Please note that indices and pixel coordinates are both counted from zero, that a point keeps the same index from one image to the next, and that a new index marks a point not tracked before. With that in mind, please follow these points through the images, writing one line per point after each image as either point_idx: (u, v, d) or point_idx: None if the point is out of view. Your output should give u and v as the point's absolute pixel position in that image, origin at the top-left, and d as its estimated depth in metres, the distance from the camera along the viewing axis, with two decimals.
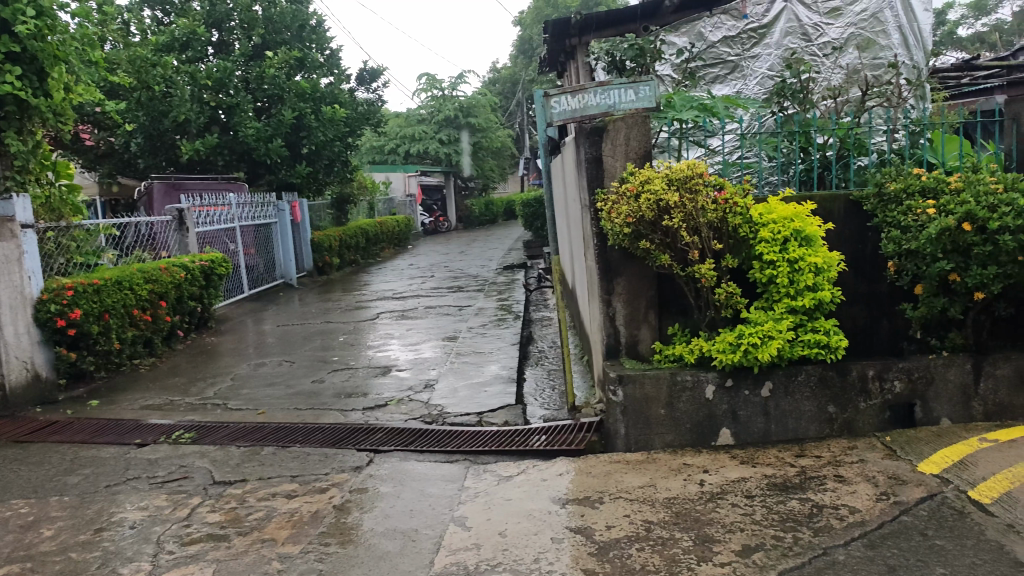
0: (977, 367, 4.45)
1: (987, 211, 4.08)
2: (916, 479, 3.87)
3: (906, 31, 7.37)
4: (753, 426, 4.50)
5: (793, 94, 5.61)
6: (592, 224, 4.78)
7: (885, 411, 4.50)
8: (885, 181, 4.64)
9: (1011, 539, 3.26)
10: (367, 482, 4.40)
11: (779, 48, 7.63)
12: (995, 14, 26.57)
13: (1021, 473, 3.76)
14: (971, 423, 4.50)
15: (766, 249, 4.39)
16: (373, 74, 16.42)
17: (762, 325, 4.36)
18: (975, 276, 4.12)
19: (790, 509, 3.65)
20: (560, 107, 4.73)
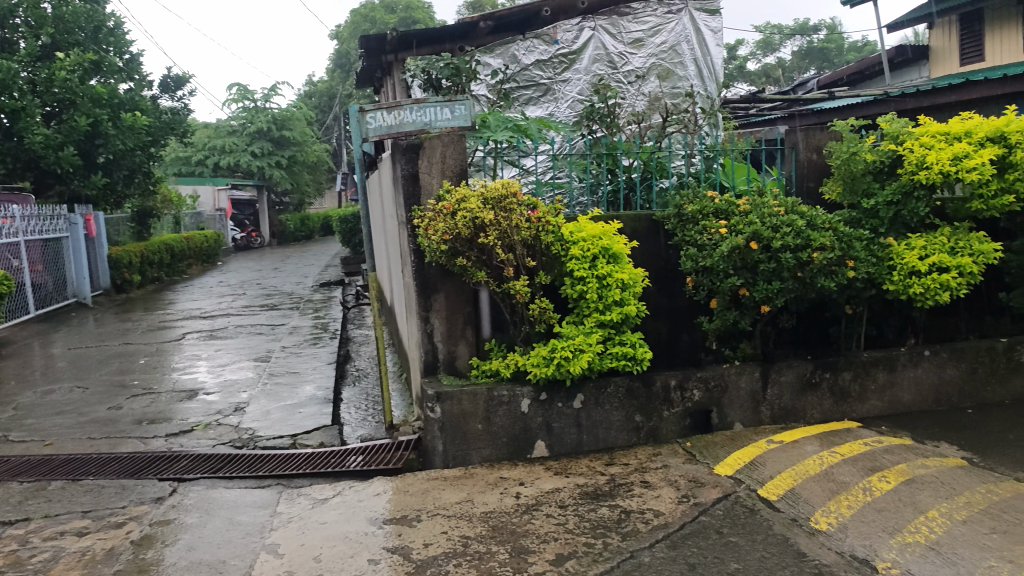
0: (765, 374, 4.83)
1: (771, 231, 4.47)
2: (712, 481, 4.14)
3: (701, 64, 7.83)
4: (566, 438, 4.64)
5: (602, 118, 5.87)
6: (409, 241, 4.77)
7: (686, 418, 4.79)
8: (683, 203, 4.95)
9: (796, 532, 3.55)
10: (170, 513, 4.13)
11: (587, 73, 7.86)
12: (779, 52, 29.14)
13: (802, 471, 4.11)
14: (759, 426, 4.87)
15: (577, 266, 4.56)
16: (178, 81, 15.61)
17: (574, 339, 4.51)
18: (762, 291, 4.48)
19: (600, 516, 3.79)
20: (376, 123, 4.77)
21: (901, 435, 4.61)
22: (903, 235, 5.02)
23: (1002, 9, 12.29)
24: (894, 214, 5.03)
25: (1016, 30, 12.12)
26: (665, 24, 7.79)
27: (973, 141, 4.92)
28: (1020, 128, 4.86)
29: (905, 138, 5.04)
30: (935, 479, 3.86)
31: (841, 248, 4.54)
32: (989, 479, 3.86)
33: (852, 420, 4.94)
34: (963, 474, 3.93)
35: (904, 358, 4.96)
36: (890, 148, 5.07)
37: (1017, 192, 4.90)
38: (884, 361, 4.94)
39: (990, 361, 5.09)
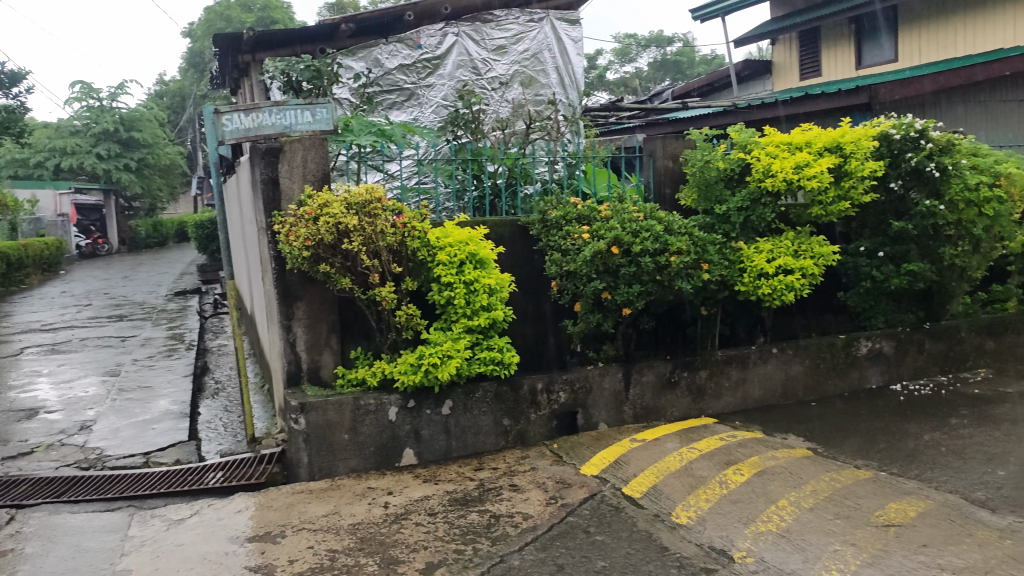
0: (627, 375, 4.97)
1: (631, 236, 4.62)
2: (579, 481, 4.22)
3: (562, 72, 7.99)
4: (435, 445, 4.61)
5: (467, 124, 5.90)
6: (270, 248, 4.62)
7: (552, 421, 4.86)
8: (547, 209, 5.04)
9: (658, 527, 3.67)
10: (7, 544, 3.81)
11: (451, 79, 7.79)
12: (636, 63, 30.15)
13: (664, 468, 4.25)
14: (623, 425, 5.01)
15: (443, 272, 4.55)
16: (13, 77, 14.52)
17: (441, 345, 4.49)
18: (624, 294, 4.61)
19: (470, 522, 3.78)
20: (232, 125, 4.55)
21: (753, 429, 4.86)
22: (753, 239, 5.30)
23: (835, 28, 13.21)
24: (744, 219, 5.30)
25: (848, 48, 13.07)
26: (527, 32, 7.87)
27: (813, 150, 5.27)
28: (853, 139, 5.27)
29: (752, 147, 5.35)
30: (784, 470, 4.09)
31: (696, 252, 4.74)
32: (832, 467, 4.12)
33: (708, 416, 5.16)
34: (810, 464, 4.17)
35: (755, 355, 5.23)
36: (740, 156, 5.35)
37: (851, 198, 5.28)
38: (736, 359, 5.20)
39: (831, 356, 5.44)
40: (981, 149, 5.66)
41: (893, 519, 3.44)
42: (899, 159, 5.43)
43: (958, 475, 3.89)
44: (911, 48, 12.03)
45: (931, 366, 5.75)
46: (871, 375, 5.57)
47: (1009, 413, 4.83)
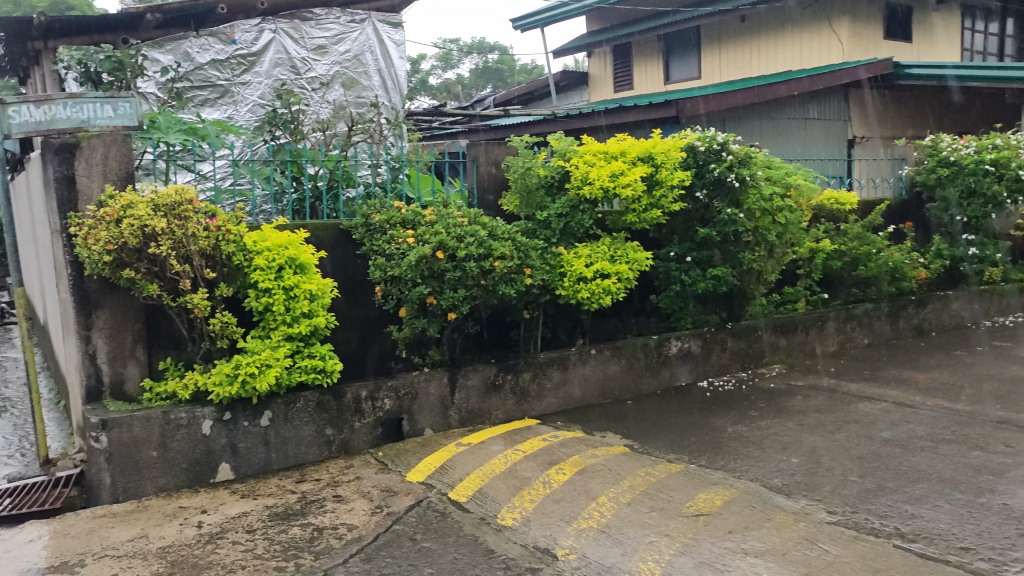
0: (452, 380, 4.98)
1: (456, 241, 4.65)
2: (405, 488, 4.17)
3: (385, 75, 7.92)
4: (253, 458, 4.41)
5: (285, 124, 5.73)
6: (64, 252, 4.25)
7: (377, 428, 4.78)
8: (370, 213, 4.96)
9: (484, 530, 3.69)
10: None
11: (269, 77, 7.46)
12: (457, 70, 30.34)
13: (489, 470, 4.29)
14: (449, 430, 5.01)
15: (261, 277, 4.36)
16: None
17: (259, 354, 4.30)
18: (448, 299, 4.63)
19: (291, 536, 3.64)
20: (20, 118, 4.19)
21: (574, 428, 5.00)
22: (573, 244, 5.47)
23: (646, 44, 13.91)
24: (564, 225, 5.48)
25: (657, 63, 13.80)
26: (348, 33, 7.72)
27: (627, 159, 5.51)
28: (663, 150, 5.54)
29: (571, 155, 5.54)
30: (603, 467, 4.24)
31: (519, 257, 4.83)
32: (648, 462, 4.32)
33: (531, 417, 5.26)
34: (627, 460, 4.35)
35: (575, 357, 5.40)
36: (560, 164, 5.51)
37: (662, 206, 5.58)
38: (557, 360, 5.33)
39: (645, 356, 5.71)
40: (775, 162, 6.12)
41: (702, 509, 3.65)
42: (703, 169, 5.79)
43: (757, 465, 4.19)
44: (714, 65, 12.89)
45: (733, 363, 6.17)
46: (681, 373, 5.90)
47: (800, 405, 5.27)
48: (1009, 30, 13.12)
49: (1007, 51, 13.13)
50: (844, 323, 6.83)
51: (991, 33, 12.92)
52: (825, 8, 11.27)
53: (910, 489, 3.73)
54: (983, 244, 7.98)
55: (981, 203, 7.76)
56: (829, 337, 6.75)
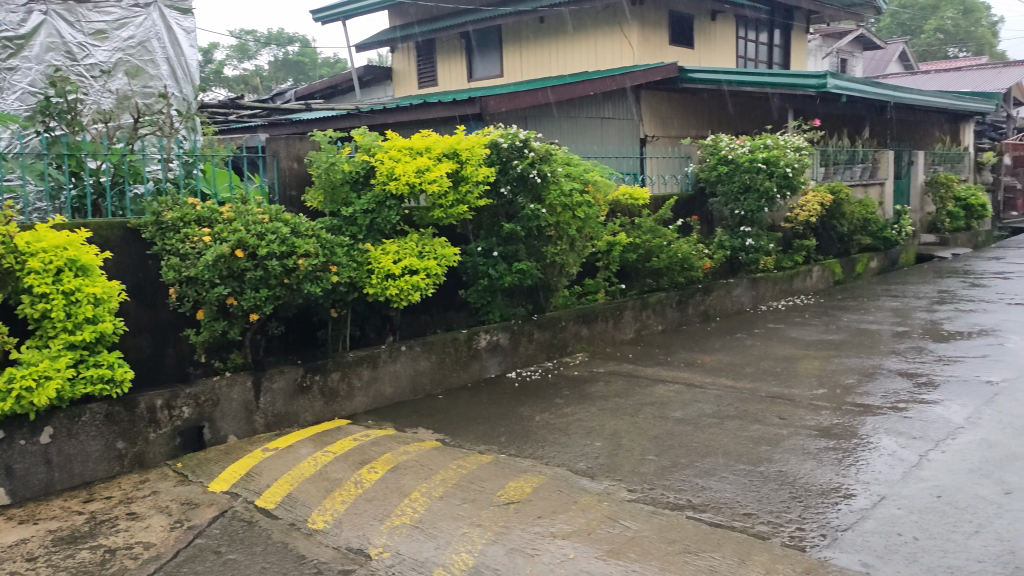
0: (256, 383, 4.79)
1: (256, 239, 4.47)
2: (207, 499, 3.97)
3: (174, 64, 7.18)
4: (32, 479, 4.02)
5: (60, 115, 5.20)
6: None
7: (175, 438, 4.51)
8: (161, 210, 4.67)
9: (293, 536, 3.59)
10: None
11: (39, 63, 6.53)
12: (255, 60, 29.08)
13: (298, 475, 4.17)
14: (254, 435, 4.81)
15: (36, 281, 3.99)
16: None
17: (36, 365, 3.93)
18: (249, 299, 4.46)
19: (79, 561, 3.36)
20: None
21: (385, 426, 4.97)
22: (380, 241, 5.42)
23: (449, 41, 14.01)
24: (370, 221, 5.41)
25: (460, 61, 13.97)
26: (132, 17, 6.91)
27: (432, 156, 5.53)
28: (468, 147, 5.63)
29: (376, 151, 5.46)
30: (414, 463, 4.24)
31: (324, 254, 4.73)
32: (458, 455, 4.37)
33: (341, 417, 5.17)
34: (438, 454, 4.39)
35: (385, 354, 5.36)
36: (364, 159, 5.43)
37: (468, 202, 5.67)
38: (367, 359, 5.27)
39: (454, 350, 5.76)
40: (574, 159, 6.35)
41: (512, 497, 3.75)
42: (506, 166, 5.94)
43: (564, 450, 4.36)
44: (515, 64, 13.24)
45: (539, 353, 6.36)
46: (490, 365, 6.01)
47: (601, 390, 5.53)
48: (777, 40, 14.42)
49: (776, 60, 14.43)
50: (640, 312, 7.24)
51: (762, 42, 14.14)
52: (616, 13, 11.82)
53: (700, 464, 4.02)
54: (758, 234, 8.64)
55: (755, 197, 8.45)
56: (627, 325, 7.13)
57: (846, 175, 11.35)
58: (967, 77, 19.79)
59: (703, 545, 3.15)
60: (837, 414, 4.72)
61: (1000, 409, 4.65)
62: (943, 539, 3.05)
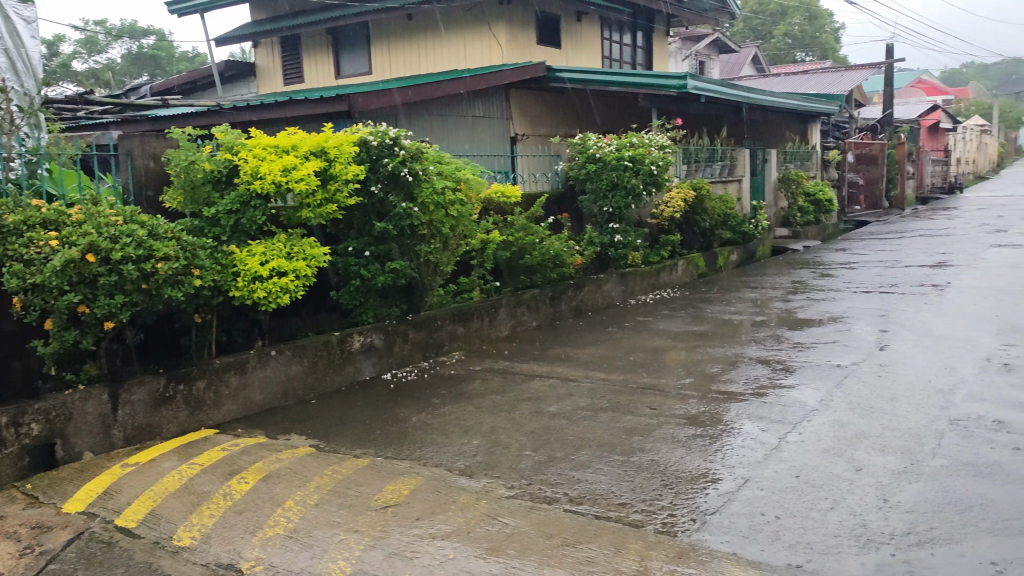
0: (114, 396, 4.51)
1: (109, 242, 4.21)
2: (61, 522, 3.70)
3: (12, 56, 6.69)
4: None
5: None
6: None
7: (24, 457, 4.15)
8: (2, 212, 4.32)
9: (158, 556, 3.41)
10: None
11: None
12: (105, 54, 27.44)
13: (161, 490, 3.96)
14: (112, 451, 4.52)
15: None
16: None
17: None
18: (104, 306, 4.20)
19: None
20: None
21: (255, 434, 4.80)
22: (245, 242, 5.22)
23: (315, 37, 13.68)
24: (234, 222, 5.21)
25: (327, 57, 13.66)
26: None
27: (299, 154, 5.38)
28: (336, 144, 5.51)
29: (239, 149, 5.26)
30: (287, 471, 4.11)
31: (184, 257, 4.53)
32: (333, 460, 4.27)
33: (208, 427, 4.95)
34: (312, 460, 4.27)
35: (254, 360, 5.17)
36: (226, 158, 5.22)
37: (337, 201, 5.55)
38: (234, 365, 5.08)
39: (327, 353, 5.63)
40: (445, 157, 6.32)
41: (390, 500, 3.69)
42: (376, 164, 5.86)
43: (441, 450, 4.33)
44: (383, 63, 13.08)
45: (415, 353, 6.30)
46: (364, 367, 5.90)
47: (478, 388, 5.54)
48: (640, 42, 14.86)
49: (639, 61, 14.87)
50: (514, 308, 7.29)
51: (626, 44, 14.55)
52: (484, 12, 11.87)
53: (575, 457, 4.09)
54: (625, 231, 8.89)
55: (622, 195, 8.68)
56: (501, 322, 7.17)
57: (706, 172, 11.84)
58: (813, 79, 21.04)
59: (580, 537, 3.21)
60: (703, 402, 4.90)
61: (849, 391, 4.96)
62: (802, 516, 3.22)
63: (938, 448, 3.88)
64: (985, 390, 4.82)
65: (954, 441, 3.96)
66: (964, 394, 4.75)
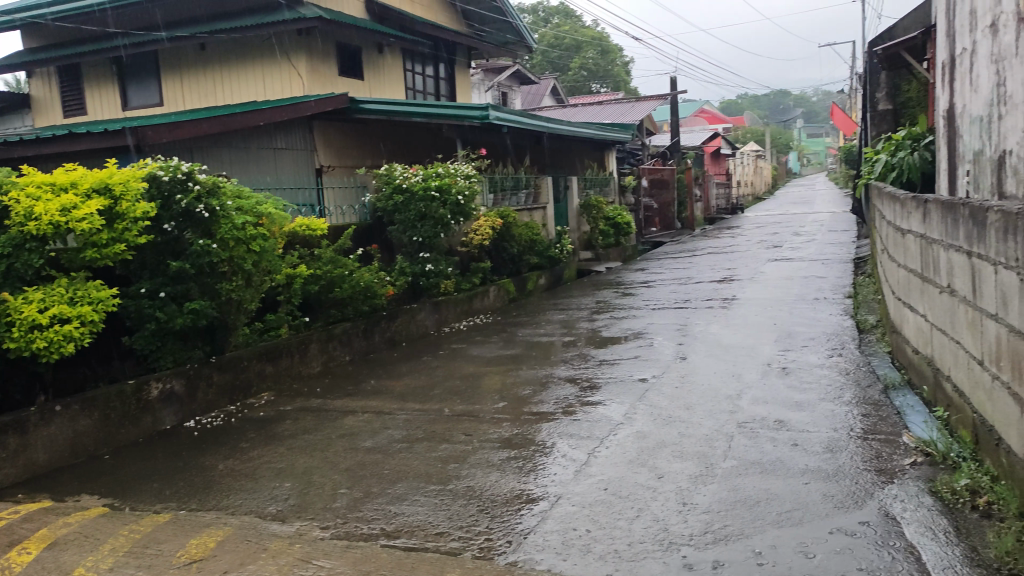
0: None
1: None
2: None
3: None
4: None
5: None
6: None
7: None
8: None
9: None
10: None
11: None
12: None
13: None
14: None
15: None
16: None
17: None
18: None
19: None
20: None
21: (40, 499, 4.38)
22: (20, 288, 4.79)
23: (97, 67, 12.82)
24: (6, 267, 4.76)
25: (111, 87, 12.85)
26: None
27: (80, 191, 5.01)
28: (122, 181, 5.19)
29: (9, 188, 4.83)
30: (77, 535, 3.78)
31: None
32: (131, 519, 3.98)
33: None
34: (106, 521, 3.95)
35: (35, 418, 4.72)
36: None
37: (126, 240, 5.23)
38: (12, 425, 4.61)
39: (121, 404, 5.24)
40: (244, 193, 6.15)
41: (195, 555, 3.49)
42: (169, 201, 5.57)
43: (251, 496, 4.15)
44: (175, 94, 12.50)
45: (220, 398, 6.00)
46: (164, 416, 5.54)
47: (289, 429, 5.35)
48: (442, 73, 15.08)
49: (442, 92, 15.11)
50: (325, 343, 7.12)
51: (428, 75, 14.73)
52: (283, 43, 11.64)
53: (392, 490, 4.05)
54: (436, 259, 8.94)
55: (431, 225, 8.73)
56: (313, 358, 6.98)
57: (512, 200, 12.18)
58: (607, 109, 22.26)
59: (399, 571, 3.17)
60: (516, 424, 5.01)
61: (651, 402, 5.25)
62: (611, 527, 3.36)
63: (729, 450, 4.18)
64: (767, 393, 5.25)
65: (743, 442, 4.29)
66: (750, 398, 5.16)
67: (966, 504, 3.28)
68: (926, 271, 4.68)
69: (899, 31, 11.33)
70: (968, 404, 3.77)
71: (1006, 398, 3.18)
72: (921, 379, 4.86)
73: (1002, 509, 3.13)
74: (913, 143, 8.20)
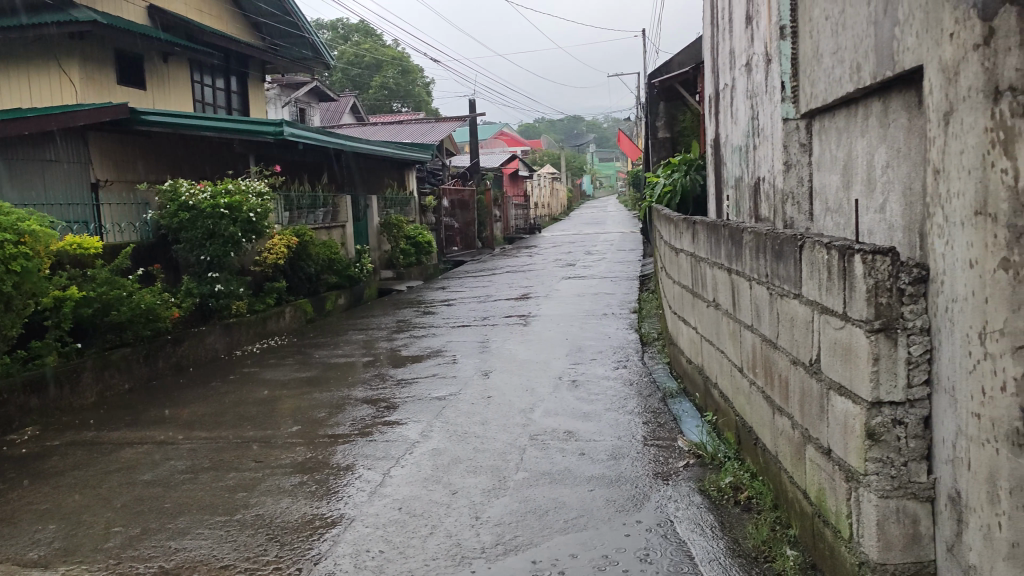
0: None
1: None
2: None
3: None
4: None
5: None
6: None
7: None
8: None
9: None
10: None
11: None
12: None
13: None
14: None
15: None
16: None
17: None
18: None
19: None
20: None
21: None
22: None
23: None
24: None
25: None
26: None
27: None
28: None
29: None
30: None
31: None
32: None
33: None
34: None
35: None
36: None
37: None
38: None
39: None
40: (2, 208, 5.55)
41: None
42: None
43: (9, 542, 3.76)
44: None
45: None
46: None
47: (56, 465, 4.91)
48: (234, 86, 14.51)
49: (234, 106, 14.53)
50: (100, 371, 6.61)
51: (219, 88, 14.12)
52: (52, 46, 10.76)
53: (172, 525, 3.81)
54: (226, 280, 8.57)
55: (221, 243, 8.40)
56: (86, 388, 6.45)
57: (308, 219, 11.90)
58: (407, 129, 22.37)
59: None
60: (310, 448, 4.89)
61: (447, 420, 5.30)
62: (404, 546, 3.36)
63: (521, 462, 4.31)
64: (558, 405, 5.46)
65: (534, 454, 4.44)
66: (541, 411, 5.35)
67: (730, 500, 3.58)
68: (695, 287, 5.08)
69: (675, 66, 12.27)
70: (731, 408, 4.12)
71: (761, 400, 3.51)
72: (693, 387, 5.26)
73: (759, 502, 3.44)
74: (687, 166, 8.90)
